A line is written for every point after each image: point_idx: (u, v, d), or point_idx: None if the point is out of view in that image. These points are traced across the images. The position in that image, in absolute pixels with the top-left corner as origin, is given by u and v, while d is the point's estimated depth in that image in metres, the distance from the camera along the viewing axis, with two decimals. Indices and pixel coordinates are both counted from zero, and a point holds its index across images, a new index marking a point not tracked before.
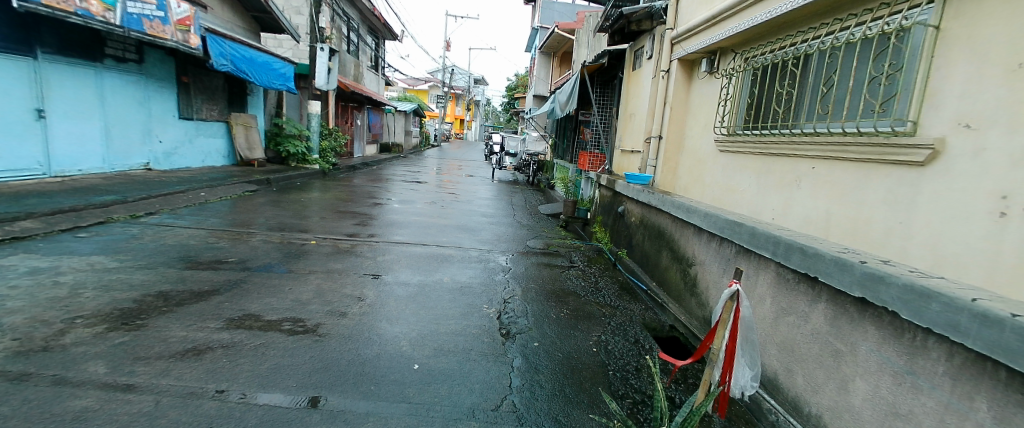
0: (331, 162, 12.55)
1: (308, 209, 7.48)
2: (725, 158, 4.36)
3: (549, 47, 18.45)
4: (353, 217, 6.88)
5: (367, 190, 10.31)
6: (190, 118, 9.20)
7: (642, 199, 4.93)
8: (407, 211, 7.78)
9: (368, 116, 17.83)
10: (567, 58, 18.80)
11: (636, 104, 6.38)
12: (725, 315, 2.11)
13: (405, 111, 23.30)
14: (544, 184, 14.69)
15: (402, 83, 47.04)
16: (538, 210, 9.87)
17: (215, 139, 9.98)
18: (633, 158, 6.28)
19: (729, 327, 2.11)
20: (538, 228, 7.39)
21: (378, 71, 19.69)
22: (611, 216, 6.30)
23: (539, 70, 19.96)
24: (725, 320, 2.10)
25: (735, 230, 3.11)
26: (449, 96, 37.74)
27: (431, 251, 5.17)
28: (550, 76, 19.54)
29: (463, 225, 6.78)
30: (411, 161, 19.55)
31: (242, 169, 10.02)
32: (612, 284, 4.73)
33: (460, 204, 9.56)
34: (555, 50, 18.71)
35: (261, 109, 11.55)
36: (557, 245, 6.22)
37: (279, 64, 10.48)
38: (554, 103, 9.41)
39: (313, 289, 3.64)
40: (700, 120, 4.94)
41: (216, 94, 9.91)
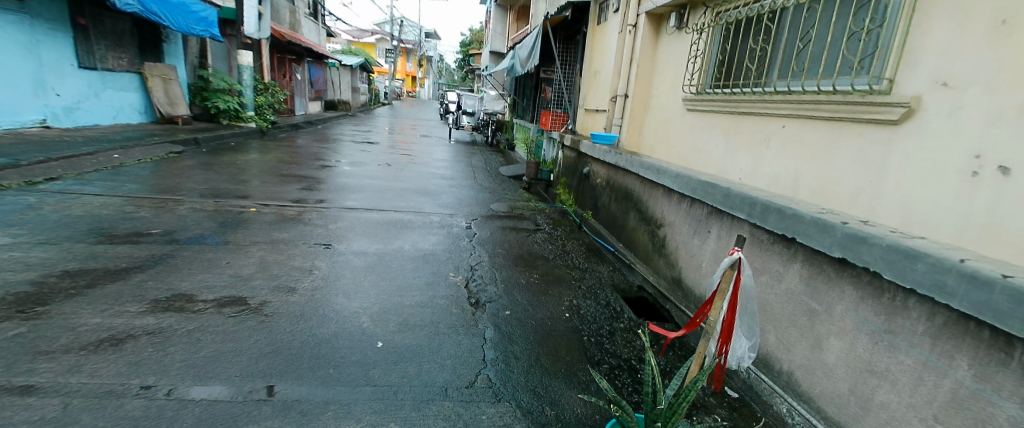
0: (270, 120, 11.56)
1: (245, 173, 6.83)
2: (692, 117, 4.26)
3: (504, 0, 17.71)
4: (299, 180, 6.35)
5: (314, 152, 9.61)
6: (93, 68, 8.14)
7: (609, 160, 4.80)
8: (358, 174, 7.30)
9: (311, 71, 16.63)
10: (523, 12, 18.14)
11: (601, 62, 6.18)
12: (724, 285, 2.01)
13: (352, 67, 21.97)
14: (503, 146, 14.36)
15: (346, 37, 44.40)
16: (498, 172, 9.60)
17: (126, 93, 8.92)
18: (597, 117, 6.11)
19: (727, 298, 2.00)
20: (498, 191, 7.16)
21: (319, 22, 18.24)
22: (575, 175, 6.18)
23: (494, 24, 19.19)
24: (723, 291, 1.99)
25: (708, 190, 2.99)
26: (397, 51, 35.90)
27: (388, 216, 4.84)
28: (506, 30, 18.85)
29: (420, 188, 6.44)
30: (360, 120, 18.57)
31: (165, 128, 9.01)
32: (579, 247, 4.64)
33: (417, 165, 9.13)
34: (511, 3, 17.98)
35: (182, 60, 10.39)
36: (520, 207, 6.05)
37: (199, 7, 9.42)
38: (513, 59, 9.01)
39: (256, 262, 3.26)
40: (667, 78, 4.80)
41: (123, 39, 8.79)
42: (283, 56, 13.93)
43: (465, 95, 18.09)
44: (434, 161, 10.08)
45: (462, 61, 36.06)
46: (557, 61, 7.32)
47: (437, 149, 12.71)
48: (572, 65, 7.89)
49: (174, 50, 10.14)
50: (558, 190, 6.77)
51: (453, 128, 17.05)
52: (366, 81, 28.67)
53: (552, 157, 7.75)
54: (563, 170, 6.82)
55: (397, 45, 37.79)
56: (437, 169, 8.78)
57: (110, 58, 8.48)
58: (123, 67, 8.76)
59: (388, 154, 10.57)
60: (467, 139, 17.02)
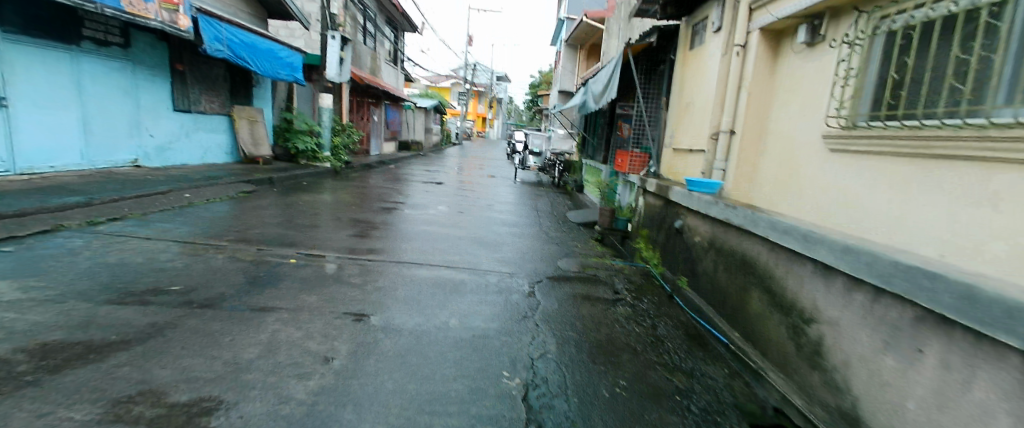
0: (344, 160, 11.61)
1: (303, 213, 6.50)
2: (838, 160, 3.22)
3: (576, 39, 17.32)
4: (354, 224, 5.87)
5: (381, 192, 9.42)
6: (188, 111, 8.38)
7: (713, 214, 3.76)
8: (415, 218, 6.74)
9: (386, 111, 16.97)
10: (594, 50, 17.60)
11: (694, 92, 5.22)
12: None
13: (425, 108, 22.42)
14: (572, 187, 13.59)
15: (426, 80, 46.69)
16: (566, 217, 8.80)
17: (215, 135, 9.14)
18: (691, 158, 5.06)
19: None
20: (568, 242, 6.26)
21: (396, 65, 18.86)
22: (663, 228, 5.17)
23: (565, 64, 18.90)
24: None
25: (925, 286, 1.96)
26: (470, 92, 36.93)
27: (438, 274, 4.10)
28: (577, 69, 18.41)
29: (482, 238, 5.72)
30: (429, 158, 18.66)
31: (245, 168, 9.18)
32: (675, 329, 3.64)
33: (479, 209, 8.54)
34: (582, 43, 17.64)
35: (270, 103, 10.70)
36: (593, 265, 5.11)
37: (286, 53, 9.65)
38: (587, 95, 8.31)
39: (264, 340, 2.60)
40: (792, 109, 3.77)
41: (217, 83, 9.02)
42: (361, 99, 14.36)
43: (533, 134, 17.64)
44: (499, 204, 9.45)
45: (533, 101, 36.26)
46: (641, 95, 6.41)
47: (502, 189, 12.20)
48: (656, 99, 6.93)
49: (263, 93, 10.48)
50: (637, 245, 5.77)
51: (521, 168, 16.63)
52: (438, 121, 29.33)
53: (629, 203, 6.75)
54: (643, 220, 5.82)
55: (472, 87, 38.81)
56: (501, 214, 8.09)
57: (203, 101, 8.74)
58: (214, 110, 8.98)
59: (453, 195, 10.14)
60: (534, 180, 16.44)
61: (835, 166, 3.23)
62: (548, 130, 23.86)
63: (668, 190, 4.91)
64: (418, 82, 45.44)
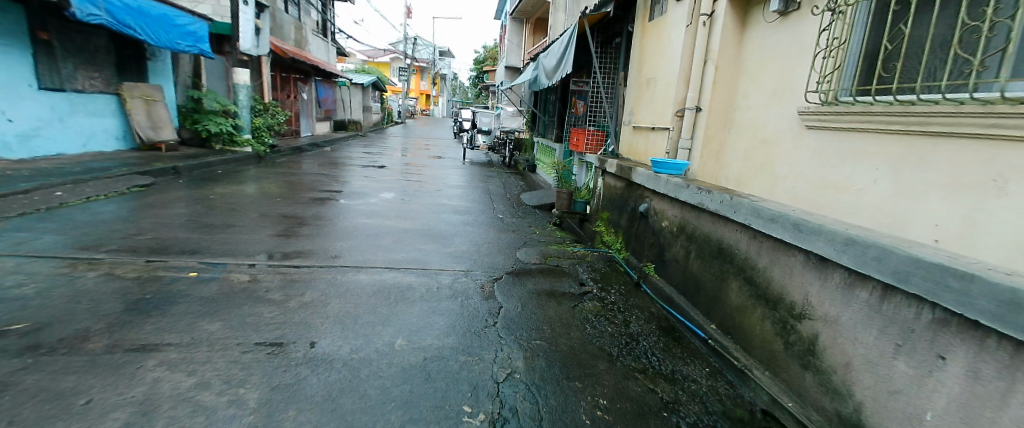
0: (268, 143, 10.13)
1: (217, 206, 5.51)
2: (816, 138, 2.95)
3: (521, 12, 16.59)
4: (280, 219, 5.03)
5: (315, 179, 8.49)
6: (60, 90, 6.70)
7: (687, 199, 3.44)
8: (355, 209, 5.95)
9: (317, 89, 15.54)
10: (541, 24, 17.01)
11: (655, 68, 4.86)
12: None
13: (362, 85, 20.91)
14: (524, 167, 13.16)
15: (360, 56, 44.09)
16: (521, 200, 8.44)
17: (101, 118, 7.42)
18: (654, 137, 4.72)
19: None
20: (527, 230, 5.79)
21: (327, 38, 17.29)
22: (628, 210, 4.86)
23: (510, 38, 18.19)
24: None
25: (960, 288, 1.64)
26: (410, 68, 35.23)
27: (384, 280, 3.48)
28: (523, 44, 17.72)
29: (432, 230, 5.10)
30: (369, 140, 17.44)
31: (144, 154, 7.68)
32: (647, 322, 3.26)
33: (427, 194, 7.89)
34: (528, 16, 16.95)
35: (172, 80, 8.86)
36: (556, 254, 4.72)
37: (188, 22, 8.10)
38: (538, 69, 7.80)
39: (139, 398, 1.93)
40: (763, 83, 3.48)
41: (98, 57, 7.30)
42: (287, 75, 12.97)
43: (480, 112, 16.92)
44: (448, 189, 8.77)
45: (476, 77, 35.25)
46: (598, 68, 5.98)
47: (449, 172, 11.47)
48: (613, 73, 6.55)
49: (163, 67, 8.70)
50: (599, 229, 5.45)
51: (467, 147, 15.95)
52: (377, 99, 27.66)
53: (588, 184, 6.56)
54: (605, 202, 5.51)
55: (411, 62, 37.01)
56: (451, 200, 7.46)
57: (81, 77, 7.02)
58: (96, 88, 7.24)
59: (396, 180, 9.33)
60: (483, 160, 15.78)
61: (814, 145, 2.96)
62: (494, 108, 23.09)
63: (632, 173, 4.55)
64: (351, 57, 42.71)
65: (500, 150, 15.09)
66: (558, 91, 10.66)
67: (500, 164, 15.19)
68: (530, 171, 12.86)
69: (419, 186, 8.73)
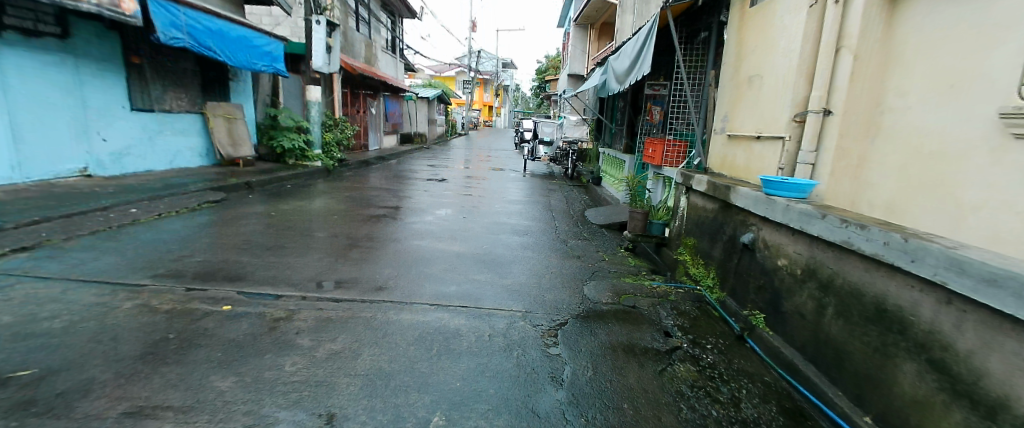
0: (336, 158, 10.35)
1: (275, 224, 5.33)
2: (1021, 152, 2.14)
3: (586, 18, 16.00)
4: (332, 241, 4.73)
5: (378, 193, 8.41)
6: (149, 110, 7.01)
7: (823, 231, 2.68)
8: (411, 229, 5.58)
9: (384, 103, 15.79)
10: (605, 30, 16.31)
11: (760, 66, 4.00)
12: None
13: (427, 98, 21.16)
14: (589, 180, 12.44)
15: (430, 70, 45.39)
16: (589, 220, 7.76)
17: (187, 137, 7.72)
18: (760, 148, 3.87)
19: None
20: (595, 257, 5.08)
21: (395, 53, 17.60)
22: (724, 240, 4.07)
23: (573, 46, 17.63)
24: None
25: None
26: (475, 80, 35.67)
27: (428, 323, 2.97)
28: (587, 50, 17.08)
29: (488, 257, 4.55)
30: (433, 152, 17.45)
31: (223, 170, 7.97)
32: (766, 408, 2.47)
33: (486, 211, 7.43)
34: (592, 21, 16.31)
35: (251, 97, 9.15)
36: (631, 290, 3.94)
37: (264, 43, 8.32)
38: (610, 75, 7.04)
39: None
40: (931, 78, 2.63)
41: (185, 78, 7.61)
42: (356, 90, 13.25)
43: (543, 122, 16.49)
44: (508, 206, 8.26)
45: (540, 87, 34.97)
46: (683, 69, 5.12)
47: (510, 186, 11.04)
48: (700, 74, 5.65)
49: (244, 88, 8.96)
50: (682, 258, 4.63)
51: (531, 159, 15.49)
52: (442, 112, 28.03)
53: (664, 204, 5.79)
54: (689, 226, 4.68)
55: (476, 74, 37.45)
56: (510, 219, 6.92)
57: (170, 99, 7.34)
58: (183, 108, 7.55)
59: (456, 195, 9.00)
60: (546, 172, 15.28)
61: (1010, 159, 2.17)
62: (557, 118, 22.59)
63: (733, 196, 3.72)
64: (420, 71, 43.98)
65: (563, 161, 14.60)
66: (629, 98, 9.84)
67: (563, 176, 14.60)
68: (596, 184, 12.12)
69: (479, 202, 8.30)
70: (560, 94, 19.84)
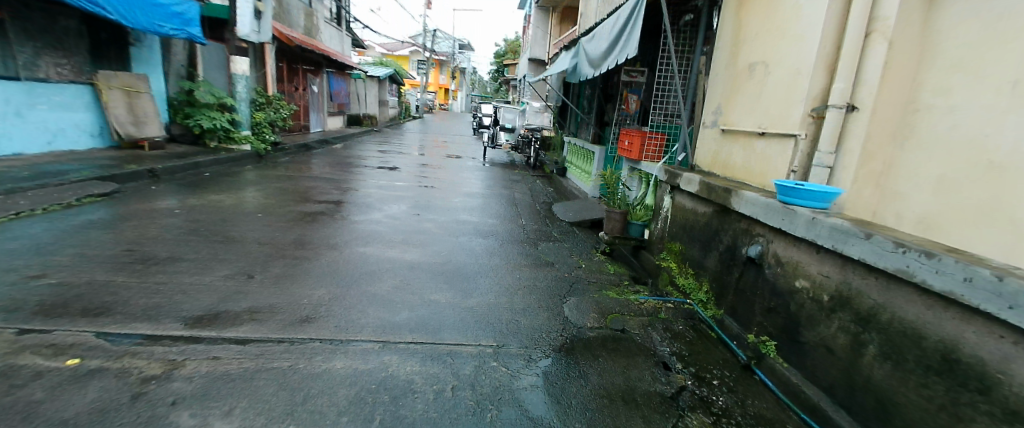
0: (270, 140, 8.97)
1: (179, 225, 4.29)
2: None
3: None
4: (251, 249, 3.81)
5: (319, 184, 7.39)
6: (14, 78, 5.53)
7: (876, 258, 2.09)
8: (355, 231, 4.72)
9: (328, 81, 14.40)
10: (569, 14, 15.72)
11: (763, 52, 3.51)
12: None
13: (377, 78, 19.74)
14: (552, 169, 11.88)
15: (378, 49, 43.51)
16: (561, 217, 7.27)
17: (71, 113, 6.26)
18: (767, 147, 3.33)
19: None
20: (571, 268, 4.46)
21: (340, 27, 16.17)
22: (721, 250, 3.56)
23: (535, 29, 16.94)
24: None
25: None
26: (428, 61, 34.25)
27: (371, 373, 2.22)
28: (549, 34, 16.45)
29: (450, 271, 3.80)
30: (384, 136, 16.28)
31: (122, 154, 6.66)
32: None
33: (444, 206, 6.67)
34: (555, 5, 15.63)
35: (159, 68, 7.68)
36: (619, 309, 3.36)
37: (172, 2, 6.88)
38: (586, 61, 6.46)
39: None
40: (987, 77, 2.21)
41: (66, 40, 6.11)
42: (294, 66, 11.89)
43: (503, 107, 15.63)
44: (466, 200, 7.49)
45: (496, 71, 34.02)
46: (672, 50, 4.54)
47: (467, 177, 10.22)
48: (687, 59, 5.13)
49: (149, 56, 7.54)
50: (667, 265, 4.31)
51: (490, 146, 14.74)
52: (392, 93, 26.43)
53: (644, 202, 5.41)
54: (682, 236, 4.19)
55: (428, 55, 35.94)
56: (470, 217, 6.17)
57: (46, 65, 5.88)
58: (64, 77, 6.08)
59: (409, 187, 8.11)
60: (505, 160, 14.52)
61: None
62: (516, 103, 21.79)
63: (731, 203, 3.26)
64: (368, 48, 41.60)
65: (524, 149, 13.92)
66: (598, 84, 9.28)
67: (524, 165, 13.91)
68: (560, 175, 11.53)
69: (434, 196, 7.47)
70: (520, 79, 19.05)
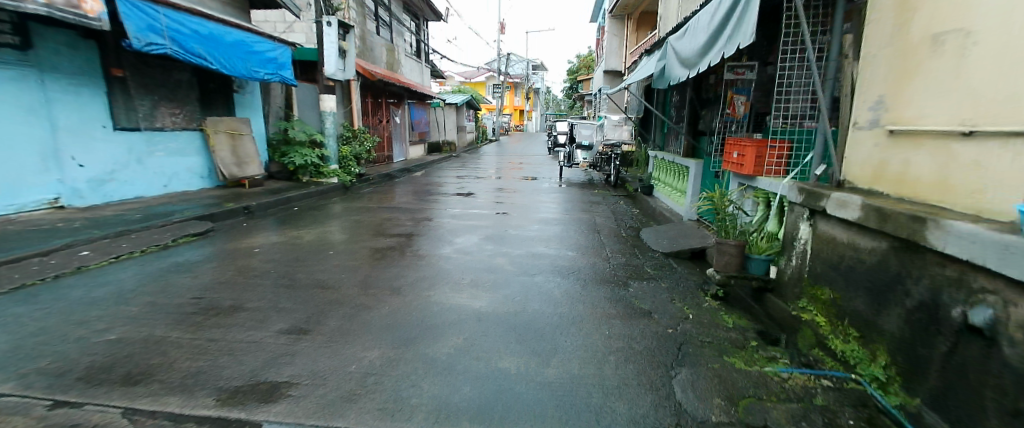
0: (355, 173, 9.35)
1: (254, 266, 4.20)
2: None
3: (624, 9, 15.02)
4: (314, 295, 3.52)
5: (399, 213, 7.39)
6: (136, 129, 6.17)
7: None
8: (423, 270, 4.36)
9: (410, 111, 14.89)
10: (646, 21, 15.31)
11: (964, 27, 2.72)
12: None
13: (456, 104, 20.24)
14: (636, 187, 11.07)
15: (460, 77, 45.56)
16: (653, 246, 6.49)
17: (184, 157, 6.93)
18: (980, 152, 2.57)
19: None
20: (676, 321, 3.65)
21: (421, 59, 16.79)
22: (921, 314, 2.63)
23: (610, 41, 16.71)
24: None
25: None
26: (505, 85, 34.98)
27: None
28: (627, 44, 16.11)
29: (524, 328, 3.24)
30: (464, 161, 16.47)
31: (228, 193, 7.08)
32: None
33: (519, 237, 6.19)
34: (633, 11, 15.35)
35: (258, 109, 8.31)
36: (752, 391, 2.61)
37: (268, 48, 7.44)
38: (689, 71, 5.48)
39: None
40: None
41: (179, 91, 6.82)
42: (379, 98, 12.41)
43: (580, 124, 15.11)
44: (542, 228, 6.94)
45: (573, 90, 34.01)
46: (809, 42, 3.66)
47: (544, 200, 9.76)
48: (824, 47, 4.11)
49: (251, 100, 8.20)
50: (811, 318, 3.56)
51: (568, 165, 14.27)
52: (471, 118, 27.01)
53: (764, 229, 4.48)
54: (841, 284, 3.33)
55: (505, 79, 36.78)
56: (547, 250, 5.57)
57: (162, 114, 6.56)
58: (178, 125, 6.77)
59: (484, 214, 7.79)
60: (585, 180, 13.93)
61: None
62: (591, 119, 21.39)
63: (925, 234, 2.55)
64: (446, 78, 43.59)
65: (605, 166, 13.24)
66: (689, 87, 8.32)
67: (605, 184, 13.20)
68: (646, 194, 10.64)
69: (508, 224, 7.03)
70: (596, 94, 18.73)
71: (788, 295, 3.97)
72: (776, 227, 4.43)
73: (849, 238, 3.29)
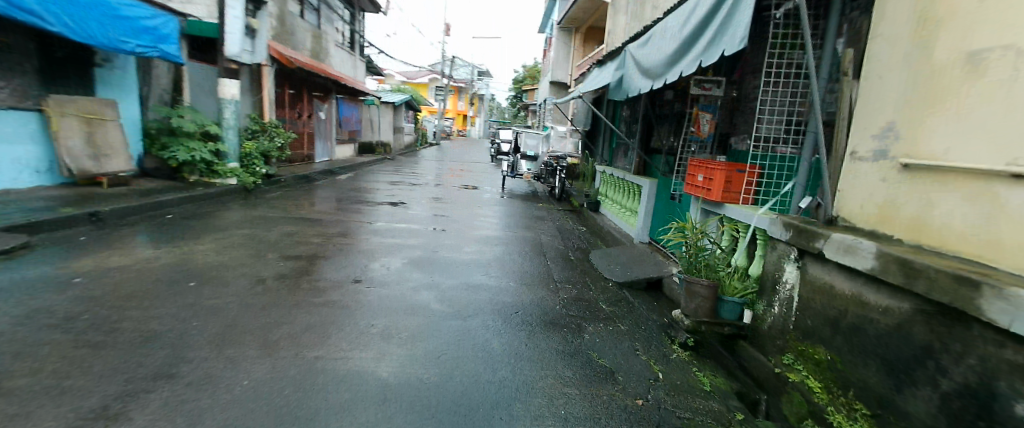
0: (260, 173, 8.44)
1: (70, 328, 3.14)
2: None
3: (573, 19, 14.60)
4: (129, 380, 2.47)
5: (311, 226, 6.23)
6: None
7: None
8: (312, 319, 3.42)
9: (339, 108, 13.51)
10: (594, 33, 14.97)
11: (1010, 49, 2.16)
12: None
13: (393, 104, 18.97)
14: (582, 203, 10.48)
15: (401, 77, 43.93)
16: (604, 273, 5.82)
17: (14, 144, 5.91)
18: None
19: None
20: (644, 386, 2.87)
21: (355, 53, 15.46)
22: (975, 408, 2.00)
23: (558, 51, 16.27)
24: None
25: None
26: (448, 88, 33.92)
27: None
28: (574, 57, 15.74)
29: (446, 415, 2.35)
30: (399, 164, 15.27)
31: (81, 211, 5.69)
32: None
33: (452, 262, 5.29)
34: (581, 23, 14.99)
35: (133, 93, 7.37)
36: None
37: (143, 15, 6.45)
38: (648, 85, 4.91)
39: None
40: None
41: (13, 60, 5.74)
42: (299, 90, 11.08)
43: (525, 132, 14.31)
44: (481, 249, 6.07)
45: (517, 98, 33.56)
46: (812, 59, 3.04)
47: (484, 213, 8.87)
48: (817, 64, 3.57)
49: (120, 80, 7.17)
50: (801, 381, 2.89)
51: (511, 176, 13.53)
52: (411, 120, 25.75)
53: (732, 262, 3.98)
54: (843, 346, 2.70)
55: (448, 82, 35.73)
56: (485, 281, 4.70)
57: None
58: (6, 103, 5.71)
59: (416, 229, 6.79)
60: (528, 191, 13.23)
61: None
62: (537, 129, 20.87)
63: (982, 304, 1.95)
64: (385, 76, 41.83)
65: (550, 178, 12.57)
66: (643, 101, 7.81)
67: (549, 197, 12.57)
68: (593, 211, 10.03)
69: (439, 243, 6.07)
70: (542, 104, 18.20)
71: (768, 350, 3.28)
72: (744, 261, 3.94)
73: (852, 291, 2.68)
